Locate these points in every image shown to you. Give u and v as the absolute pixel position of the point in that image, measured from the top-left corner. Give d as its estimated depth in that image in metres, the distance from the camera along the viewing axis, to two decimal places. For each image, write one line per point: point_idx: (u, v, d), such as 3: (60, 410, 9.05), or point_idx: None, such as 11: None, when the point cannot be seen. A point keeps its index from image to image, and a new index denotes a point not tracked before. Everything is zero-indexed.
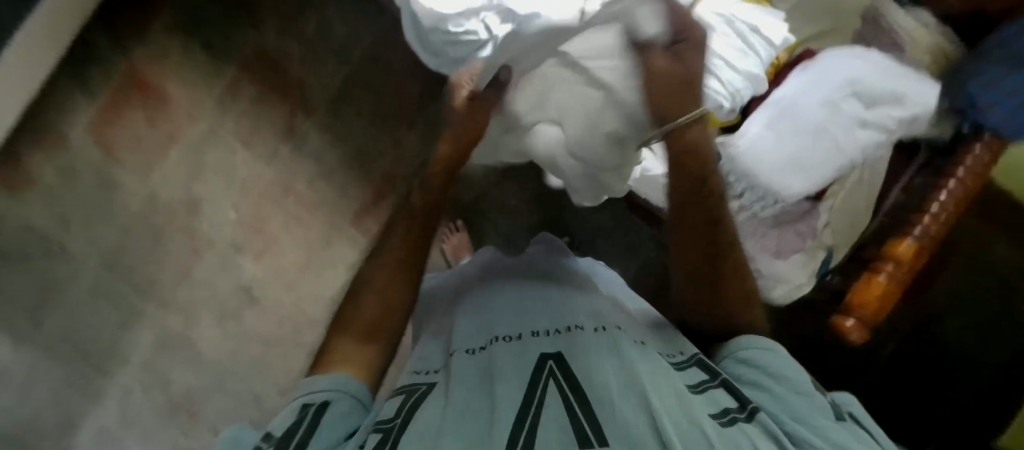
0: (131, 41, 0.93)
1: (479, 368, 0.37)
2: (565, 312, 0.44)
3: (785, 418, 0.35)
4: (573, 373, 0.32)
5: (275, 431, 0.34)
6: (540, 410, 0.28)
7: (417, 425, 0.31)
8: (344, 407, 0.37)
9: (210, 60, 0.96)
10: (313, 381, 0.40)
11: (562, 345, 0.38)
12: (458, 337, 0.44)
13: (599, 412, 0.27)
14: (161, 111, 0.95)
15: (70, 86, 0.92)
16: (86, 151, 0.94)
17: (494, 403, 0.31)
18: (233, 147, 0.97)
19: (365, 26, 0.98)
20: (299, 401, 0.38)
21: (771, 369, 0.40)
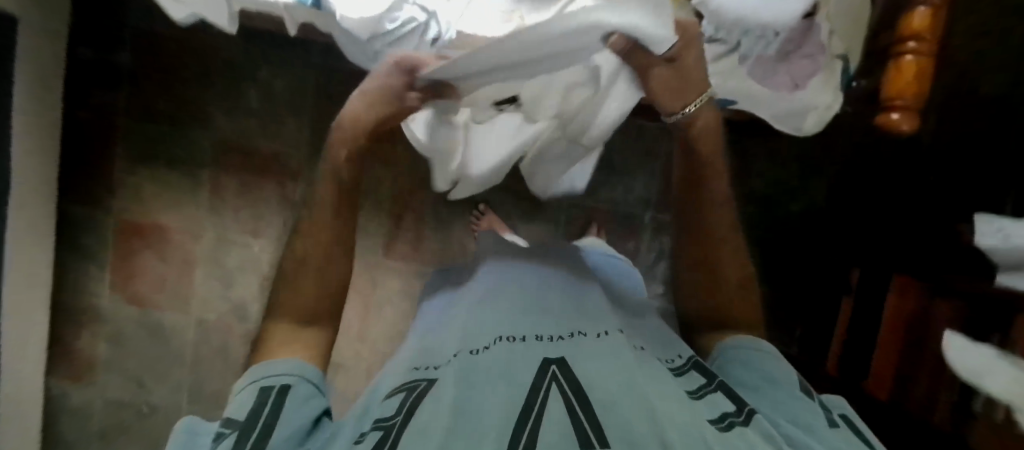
0: (106, 194, 0.95)
1: (489, 368, 0.45)
2: (576, 326, 0.54)
3: (779, 417, 0.44)
4: (576, 380, 0.41)
5: (236, 414, 0.41)
6: (547, 410, 0.36)
7: (414, 422, 0.38)
8: (302, 389, 0.45)
9: (181, 176, 0.95)
10: (262, 368, 0.47)
11: (572, 355, 0.47)
12: (465, 348, 0.52)
13: (598, 412, 0.36)
14: (164, 242, 0.96)
15: (82, 262, 0.96)
16: (123, 309, 0.96)
17: (506, 400, 0.38)
18: (245, 243, 0.96)
19: (299, 69, 0.93)
20: (257, 386, 0.44)
21: (768, 371, 0.51)
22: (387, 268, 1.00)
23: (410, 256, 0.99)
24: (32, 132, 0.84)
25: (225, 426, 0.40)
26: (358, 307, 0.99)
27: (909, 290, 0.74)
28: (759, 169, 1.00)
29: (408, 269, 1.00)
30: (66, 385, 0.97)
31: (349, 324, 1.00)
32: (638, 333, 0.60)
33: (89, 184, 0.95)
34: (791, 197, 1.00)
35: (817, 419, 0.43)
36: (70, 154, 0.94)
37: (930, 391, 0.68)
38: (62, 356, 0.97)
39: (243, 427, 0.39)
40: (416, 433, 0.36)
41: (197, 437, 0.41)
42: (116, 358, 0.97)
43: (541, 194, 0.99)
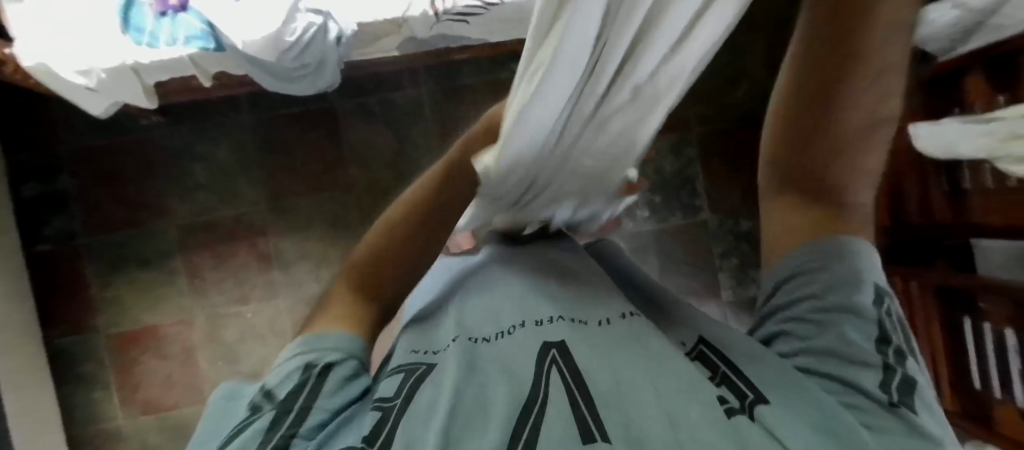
0: (89, 316, 0.94)
1: (496, 352, 0.33)
2: (582, 293, 0.39)
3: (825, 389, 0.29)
4: (578, 369, 0.30)
5: (273, 390, 0.31)
6: (544, 412, 0.27)
7: (410, 413, 0.28)
8: (348, 370, 0.32)
9: (155, 271, 0.95)
10: (314, 333, 0.34)
11: (576, 331, 0.34)
12: (462, 323, 0.38)
13: (603, 408, 0.27)
14: (159, 343, 0.95)
15: (86, 389, 0.94)
16: (140, 421, 0.94)
17: (509, 388, 0.29)
18: (238, 313, 0.95)
19: (233, 131, 0.95)
20: (301, 355, 0.33)
21: (828, 310, 0.30)
22: None
23: None
24: None
25: (256, 402, 0.30)
26: None
27: None
28: None
29: None
30: None
31: None
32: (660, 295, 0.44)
33: (68, 311, 0.94)
34: (734, 83, 1.00)
35: (875, 405, 0.27)
36: (41, 291, 0.94)
37: (921, 194, 0.69)
38: None
39: (280, 405, 0.29)
40: (415, 430, 0.27)
41: (237, 406, 0.31)
42: None
43: None
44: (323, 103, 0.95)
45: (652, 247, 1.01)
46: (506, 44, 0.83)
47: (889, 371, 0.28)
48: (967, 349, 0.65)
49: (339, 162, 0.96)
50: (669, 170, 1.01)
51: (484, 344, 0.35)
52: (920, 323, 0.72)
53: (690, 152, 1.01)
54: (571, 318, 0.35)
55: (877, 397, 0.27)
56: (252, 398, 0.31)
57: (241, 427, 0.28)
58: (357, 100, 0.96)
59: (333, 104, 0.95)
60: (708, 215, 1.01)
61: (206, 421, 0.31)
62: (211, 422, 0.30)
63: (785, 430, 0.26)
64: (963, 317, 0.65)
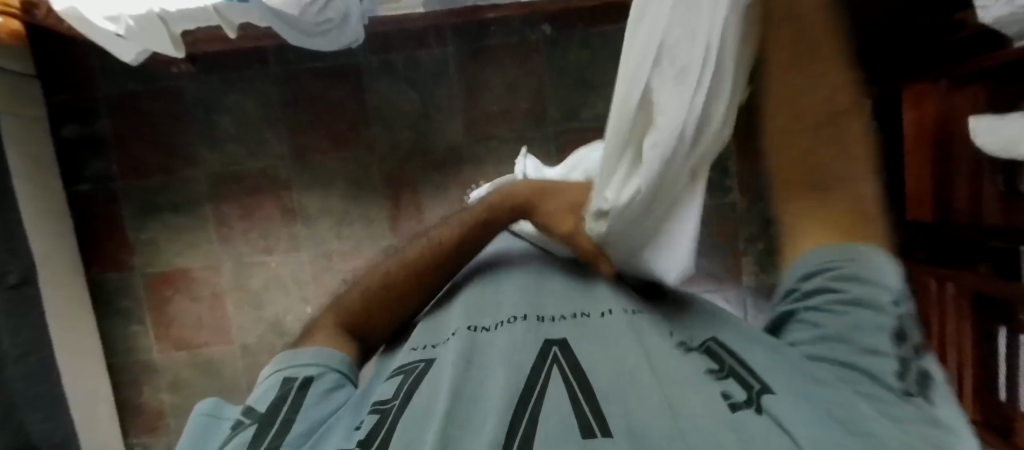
0: (126, 256, 1.00)
1: (498, 346, 0.34)
2: (581, 296, 0.41)
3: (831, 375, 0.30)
4: (578, 364, 0.31)
5: (255, 406, 0.33)
6: (542, 405, 0.27)
7: (411, 408, 0.29)
8: (330, 382, 0.35)
9: (185, 218, 0.99)
10: (291, 352, 0.38)
11: (577, 331, 0.35)
12: (463, 319, 0.39)
13: (603, 400, 0.27)
14: (190, 286, 1.00)
15: (125, 323, 1.01)
16: (173, 356, 1.01)
17: (509, 378, 0.29)
18: (262, 263, 0.99)
19: (259, 84, 0.95)
20: (280, 374, 0.36)
21: (852, 306, 0.33)
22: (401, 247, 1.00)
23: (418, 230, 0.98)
24: (38, 215, 0.88)
25: (239, 418, 0.32)
26: None
27: (926, 95, 0.68)
28: None
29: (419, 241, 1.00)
30: (147, 438, 1.03)
31: None
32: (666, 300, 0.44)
33: (107, 249, 1.00)
34: None
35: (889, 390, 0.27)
36: (82, 229, 0.99)
37: (973, 192, 0.63)
38: (133, 414, 1.02)
39: (263, 417, 0.32)
40: (412, 425, 0.27)
41: (219, 425, 0.33)
42: (181, 404, 1.02)
43: (525, 133, 0.96)
44: (347, 58, 0.94)
45: None
46: None
47: (906, 364, 0.29)
48: (997, 359, 0.62)
49: (361, 121, 0.95)
50: None
51: (487, 334, 0.36)
52: (953, 340, 0.69)
53: None
54: (574, 318, 0.37)
55: (893, 389, 0.27)
56: (234, 418, 0.33)
57: (226, 440, 0.31)
58: (381, 57, 0.94)
59: (357, 60, 0.94)
60: (737, 198, 0.97)
61: (187, 437, 0.32)
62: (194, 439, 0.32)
63: (791, 419, 0.25)
64: (999, 326, 0.61)
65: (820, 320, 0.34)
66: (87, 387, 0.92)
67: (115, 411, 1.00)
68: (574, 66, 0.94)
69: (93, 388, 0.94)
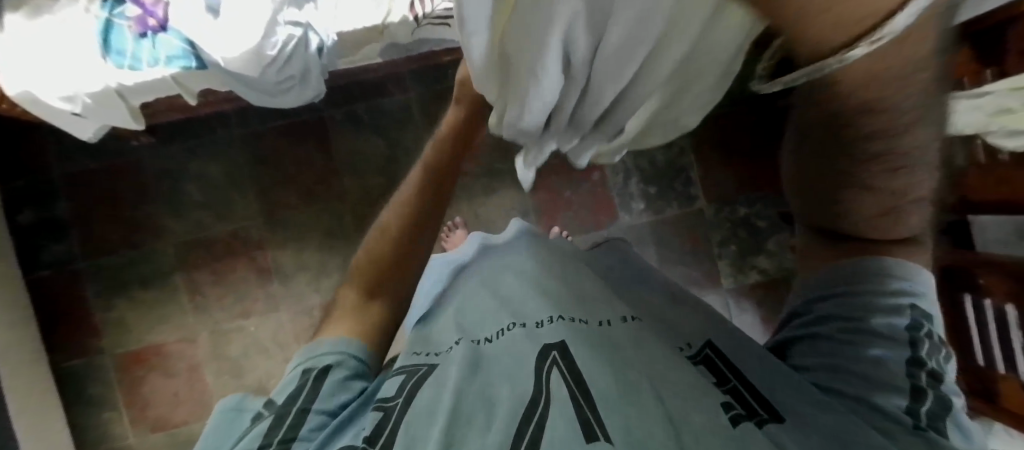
0: (93, 339, 0.95)
1: (500, 355, 0.32)
2: (579, 293, 0.38)
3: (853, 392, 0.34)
4: (580, 371, 0.29)
5: (274, 398, 0.35)
6: (545, 414, 0.26)
7: (414, 414, 0.29)
8: (346, 372, 0.36)
9: (155, 290, 0.95)
10: (312, 344, 0.39)
11: (580, 331, 0.33)
12: (461, 326, 0.38)
13: (605, 408, 0.26)
14: (164, 361, 0.95)
15: (95, 410, 0.95)
16: (150, 440, 0.95)
17: (512, 388, 0.29)
18: (240, 327, 0.96)
19: (224, 147, 0.95)
20: (300, 366, 0.37)
21: (865, 330, 0.37)
22: None
23: None
24: None
25: (259, 410, 0.34)
26: None
27: None
28: None
29: None
30: None
31: None
32: (664, 316, 0.42)
33: (72, 334, 0.95)
34: None
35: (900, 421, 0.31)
36: (44, 316, 0.94)
37: None
38: None
39: (279, 411, 0.33)
40: (416, 432, 0.27)
41: (243, 412, 0.35)
42: None
43: (493, 166, 0.98)
44: (311, 114, 0.95)
45: (649, 239, 1.01)
46: None
47: (919, 397, 0.33)
48: (968, 327, 0.64)
49: (331, 172, 0.96)
50: (662, 160, 1.00)
51: (484, 344, 0.35)
52: None
53: (681, 140, 1.00)
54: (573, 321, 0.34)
55: (903, 420, 0.31)
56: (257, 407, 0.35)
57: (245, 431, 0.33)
58: (344, 108, 0.95)
59: (322, 114, 0.95)
60: (704, 203, 1.01)
61: (215, 422, 0.35)
62: (219, 429, 0.34)
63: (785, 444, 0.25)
64: (964, 295, 0.64)
65: (825, 345, 0.38)
66: None
67: None
68: None
69: None
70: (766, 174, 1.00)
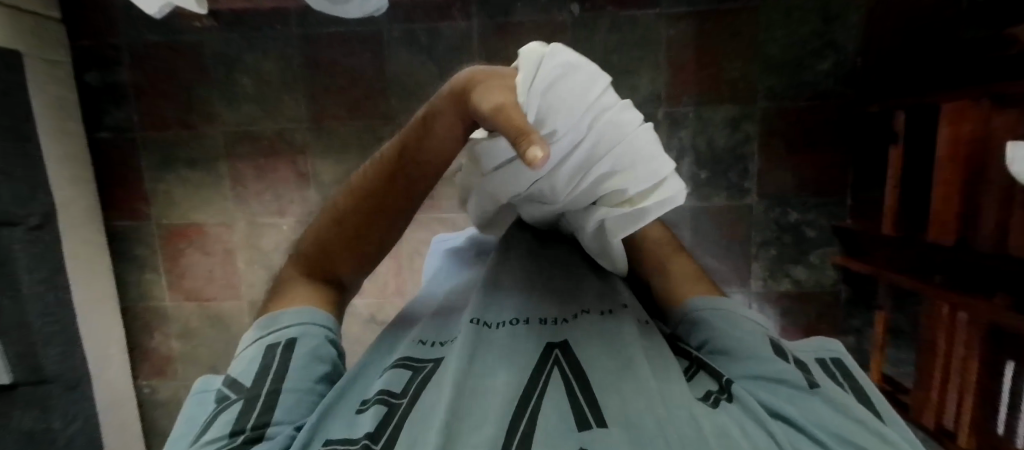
0: (142, 206, 1.02)
1: (503, 339, 0.35)
2: (586, 294, 0.42)
3: (773, 398, 0.32)
4: (578, 362, 0.33)
5: (239, 378, 0.34)
6: (541, 402, 0.29)
7: (423, 398, 0.31)
8: (312, 343, 0.37)
9: (202, 173, 1.00)
10: (269, 318, 0.39)
11: (578, 333, 0.36)
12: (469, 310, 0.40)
13: (599, 393, 0.30)
14: (203, 241, 1.02)
15: (139, 271, 1.04)
16: (183, 307, 1.04)
17: (510, 377, 0.31)
18: (274, 224, 1.00)
19: (279, 44, 0.94)
20: (263, 341, 0.37)
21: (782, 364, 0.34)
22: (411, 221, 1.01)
23: (429, 206, 0.99)
24: (57, 160, 0.89)
25: (227, 391, 0.34)
26: (391, 264, 1.02)
27: (964, 116, 0.66)
28: (775, 34, 0.89)
29: (428, 217, 1.00)
30: (154, 382, 1.07)
31: (386, 283, 1.03)
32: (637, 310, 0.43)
33: (124, 198, 1.02)
34: (818, 57, 0.89)
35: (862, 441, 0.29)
36: (101, 175, 1.01)
37: (1001, 217, 0.61)
38: (144, 358, 1.07)
39: (250, 392, 0.33)
40: (417, 424, 0.29)
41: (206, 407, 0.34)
42: (190, 352, 1.06)
43: None
44: (370, 25, 0.92)
45: (686, 225, 0.97)
46: None
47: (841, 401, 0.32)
48: (999, 393, 0.61)
49: (381, 91, 0.94)
50: (721, 145, 0.94)
51: (489, 329, 0.36)
52: (958, 354, 0.67)
53: (748, 129, 0.93)
54: (573, 318, 0.38)
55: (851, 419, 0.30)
56: (222, 390, 0.34)
57: (215, 415, 0.32)
58: (403, 26, 0.91)
59: (380, 27, 0.92)
60: (754, 200, 0.95)
61: (183, 414, 0.35)
62: (190, 416, 0.34)
63: (762, 412, 0.29)
64: (1007, 361, 0.59)
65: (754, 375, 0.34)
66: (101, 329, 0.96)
67: (127, 353, 1.05)
68: (599, 50, 0.91)
69: (105, 330, 0.98)
70: (831, 182, 0.93)
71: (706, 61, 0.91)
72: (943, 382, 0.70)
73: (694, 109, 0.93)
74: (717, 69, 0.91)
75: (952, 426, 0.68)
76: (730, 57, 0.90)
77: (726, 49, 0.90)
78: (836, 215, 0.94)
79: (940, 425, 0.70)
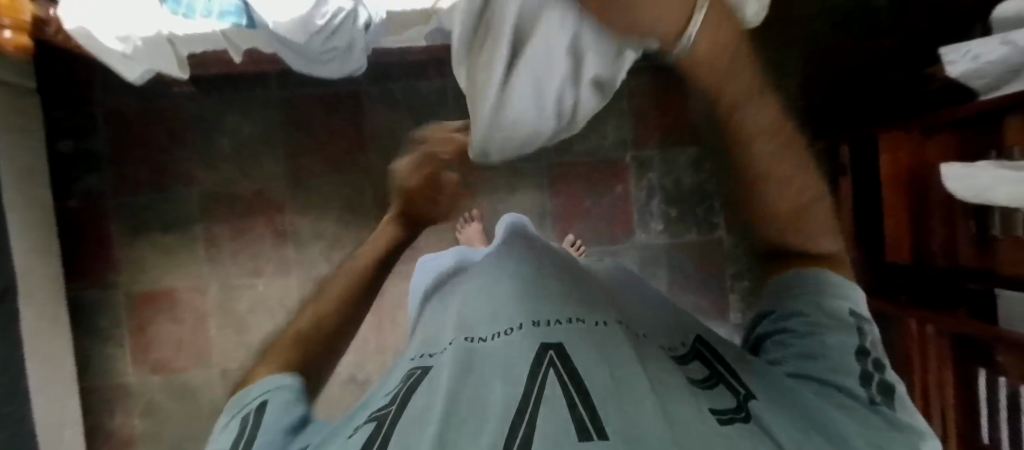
0: (110, 273, 0.98)
1: (496, 352, 0.34)
2: (577, 298, 0.42)
3: (826, 409, 0.33)
4: (576, 368, 0.31)
5: (218, 445, 0.34)
6: (538, 409, 0.27)
7: (412, 413, 0.29)
8: (283, 397, 0.37)
9: (175, 236, 0.98)
10: (237, 396, 0.39)
11: (575, 337, 0.35)
12: (462, 324, 0.40)
13: (598, 404, 0.27)
14: (174, 306, 0.98)
15: (102, 343, 0.98)
16: (148, 379, 0.98)
17: (506, 388, 0.29)
18: (250, 284, 0.98)
19: (260, 106, 0.97)
20: (233, 413, 0.36)
21: (828, 363, 0.37)
22: (392, 273, 1.00)
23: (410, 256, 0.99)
24: (23, 229, 0.86)
25: None
26: (372, 318, 1.00)
27: (903, 142, 0.72)
28: None
29: (409, 268, 1.00)
30: None
31: (367, 337, 1.01)
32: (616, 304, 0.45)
33: (91, 266, 0.98)
34: None
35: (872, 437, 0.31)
36: (67, 244, 0.98)
37: (949, 233, 0.66)
38: (100, 439, 0.98)
39: (234, 446, 0.33)
40: (408, 434, 0.27)
41: None
42: (153, 430, 0.98)
43: (518, 164, 0.98)
44: (350, 86, 0.96)
45: (663, 262, 1.00)
46: None
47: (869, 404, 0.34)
48: (977, 402, 0.62)
49: (361, 147, 0.97)
50: (688, 184, 0.99)
51: (482, 343, 0.36)
52: (932, 363, 0.69)
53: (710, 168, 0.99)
54: (568, 321, 0.37)
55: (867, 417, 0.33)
56: None
57: None
58: (381, 85, 0.96)
59: (359, 88, 0.96)
60: (725, 234, 0.99)
61: None
62: None
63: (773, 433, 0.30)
64: (977, 368, 0.62)
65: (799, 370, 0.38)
66: (55, 410, 0.89)
67: (82, 437, 0.96)
68: None
69: (59, 411, 0.90)
70: None
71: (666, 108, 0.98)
72: (923, 397, 0.72)
73: (660, 152, 0.99)
74: (677, 114, 0.98)
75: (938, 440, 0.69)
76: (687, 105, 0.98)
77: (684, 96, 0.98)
78: None
79: None
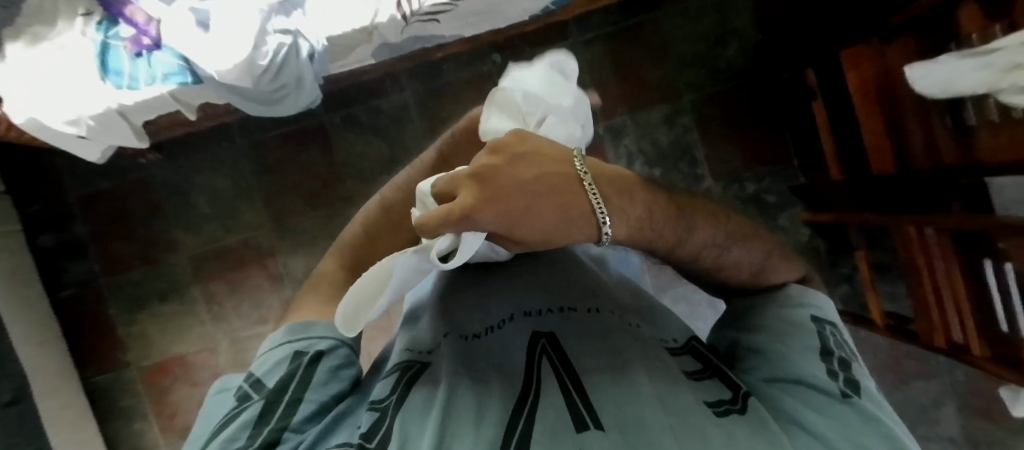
0: (119, 353, 0.98)
1: (493, 348, 0.34)
2: (566, 281, 0.40)
3: (798, 409, 0.28)
4: (568, 356, 0.31)
5: (263, 378, 0.31)
6: (538, 401, 0.27)
7: (413, 404, 0.29)
8: (339, 360, 0.33)
9: (174, 303, 0.98)
10: (297, 325, 0.35)
11: (568, 325, 0.35)
12: (449, 317, 0.39)
13: (594, 395, 0.27)
14: (189, 371, 0.98)
15: (128, 422, 0.99)
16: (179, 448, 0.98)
17: (504, 387, 0.29)
18: (257, 334, 0.98)
19: (227, 159, 0.96)
20: (289, 345, 0.33)
21: (791, 362, 0.31)
22: None
23: None
24: (24, 328, 0.86)
25: (246, 390, 0.30)
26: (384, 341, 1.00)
27: (862, 57, 0.72)
28: (679, 34, 0.97)
29: None
30: None
31: None
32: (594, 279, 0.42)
33: (100, 351, 0.98)
34: (724, 44, 0.97)
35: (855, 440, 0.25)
36: (71, 333, 0.98)
37: (927, 133, 0.65)
38: None
39: (272, 393, 0.30)
40: (407, 430, 0.27)
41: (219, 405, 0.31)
42: None
43: None
44: (311, 120, 0.96)
45: None
46: (483, 37, 0.81)
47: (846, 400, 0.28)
48: (990, 293, 0.62)
49: (335, 176, 0.97)
50: (665, 141, 0.99)
51: (477, 339, 0.35)
52: (939, 263, 0.69)
53: (683, 121, 0.98)
54: (560, 310, 0.36)
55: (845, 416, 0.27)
56: (240, 388, 0.31)
57: (230, 417, 0.29)
58: (341, 112, 0.96)
59: (320, 120, 0.96)
60: (711, 183, 0.99)
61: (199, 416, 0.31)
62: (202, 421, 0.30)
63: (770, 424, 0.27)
64: (984, 259, 0.62)
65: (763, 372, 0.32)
66: None
67: None
68: None
69: None
70: (774, 149, 0.98)
71: (627, 72, 0.98)
72: (937, 299, 0.71)
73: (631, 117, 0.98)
74: (638, 76, 0.98)
75: (962, 339, 0.68)
76: (646, 65, 0.98)
77: (641, 57, 0.98)
78: (789, 176, 0.99)
79: (951, 342, 0.69)
